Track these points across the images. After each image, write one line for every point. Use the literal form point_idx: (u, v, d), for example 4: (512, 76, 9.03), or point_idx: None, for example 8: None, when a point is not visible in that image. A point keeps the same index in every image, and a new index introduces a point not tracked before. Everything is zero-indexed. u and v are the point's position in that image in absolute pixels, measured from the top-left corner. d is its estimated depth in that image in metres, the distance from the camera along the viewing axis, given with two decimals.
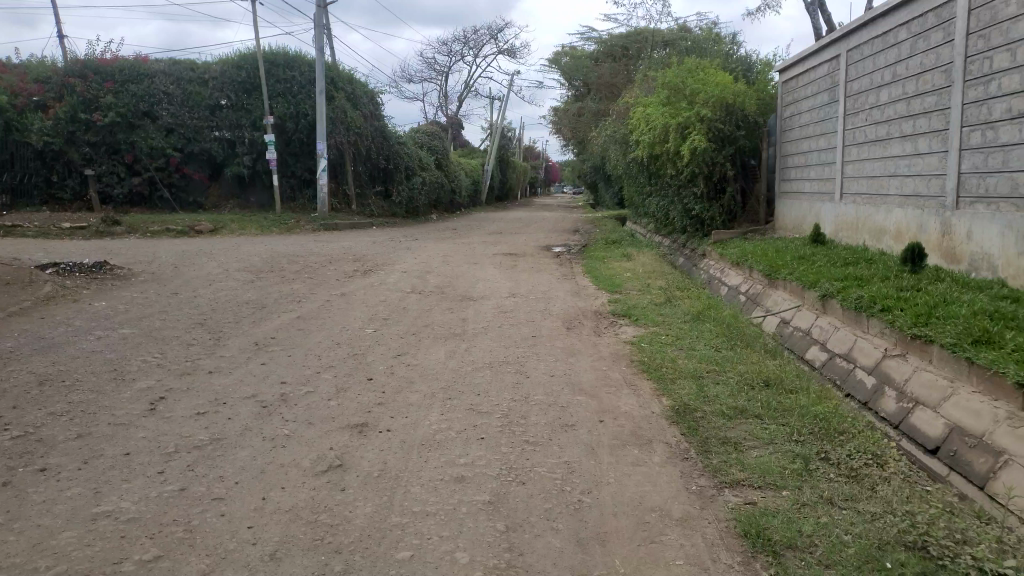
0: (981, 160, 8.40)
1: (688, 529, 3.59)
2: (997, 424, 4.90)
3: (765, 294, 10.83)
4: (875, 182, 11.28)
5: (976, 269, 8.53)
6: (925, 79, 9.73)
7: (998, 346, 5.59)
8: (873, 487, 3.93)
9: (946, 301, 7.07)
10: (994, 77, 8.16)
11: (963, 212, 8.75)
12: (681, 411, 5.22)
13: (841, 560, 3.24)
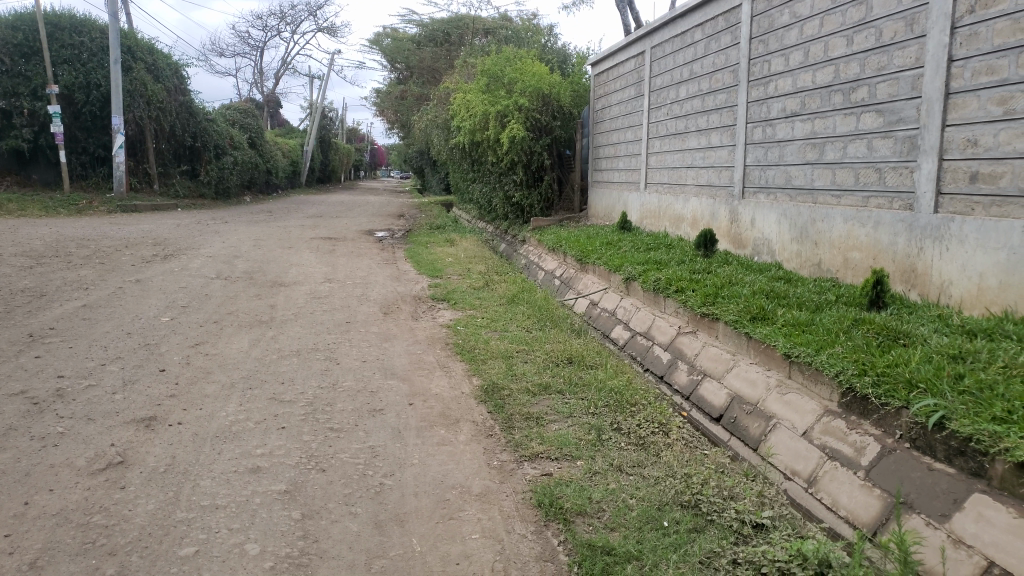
0: (762, 154, 9.27)
1: (486, 504, 3.69)
2: (769, 391, 5.46)
3: (575, 277, 11.33)
4: (675, 173, 12.11)
5: (759, 253, 9.39)
6: (717, 78, 10.57)
7: (771, 321, 6.22)
8: (658, 452, 4.24)
9: (730, 282, 7.76)
10: (772, 79, 9.01)
11: (748, 201, 9.61)
12: (489, 389, 5.35)
13: (625, 522, 3.47)
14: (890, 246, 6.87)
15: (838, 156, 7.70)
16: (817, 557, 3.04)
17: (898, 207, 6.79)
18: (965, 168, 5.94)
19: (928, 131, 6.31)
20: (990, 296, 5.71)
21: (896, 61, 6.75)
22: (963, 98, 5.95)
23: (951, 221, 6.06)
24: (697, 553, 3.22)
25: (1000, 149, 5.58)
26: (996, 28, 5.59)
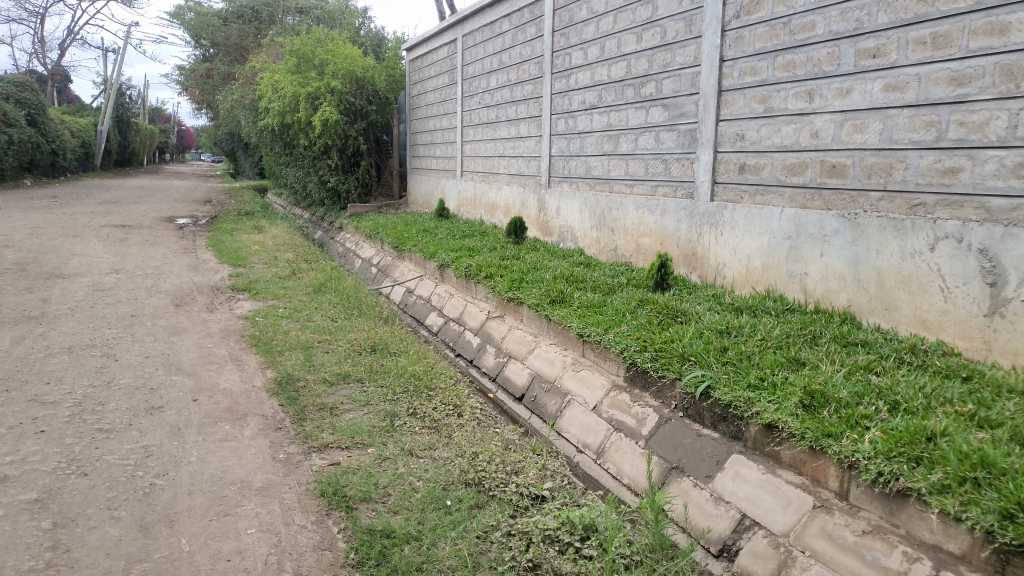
0: (565, 144, 9.67)
1: (266, 497, 3.60)
2: (565, 369, 5.72)
3: (390, 265, 11.25)
4: (488, 161, 12.32)
5: (564, 240, 9.77)
6: (524, 69, 10.86)
7: (569, 304, 6.51)
8: (449, 435, 4.33)
9: (535, 268, 8.04)
10: (573, 71, 9.39)
11: (554, 189, 9.97)
12: (283, 381, 5.19)
13: (408, 505, 3.52)
14: (675, 232, 7.40)
15: (630, 147, 8.18)
16: (582, 522, 3.30)
17: (681, 195, 7.33)
18: (735, 160, 6.53)
19: (704, 125, 6.87)
20: (756, 277, 6.31)
21: (678, 58, 7.27)
22: (732, 95, 6.53)
23: (724, 208, 6.63)
24: (475, 528, 3.34)
25: (762, 143, 6.18)
26: (757, 33, 6.16)
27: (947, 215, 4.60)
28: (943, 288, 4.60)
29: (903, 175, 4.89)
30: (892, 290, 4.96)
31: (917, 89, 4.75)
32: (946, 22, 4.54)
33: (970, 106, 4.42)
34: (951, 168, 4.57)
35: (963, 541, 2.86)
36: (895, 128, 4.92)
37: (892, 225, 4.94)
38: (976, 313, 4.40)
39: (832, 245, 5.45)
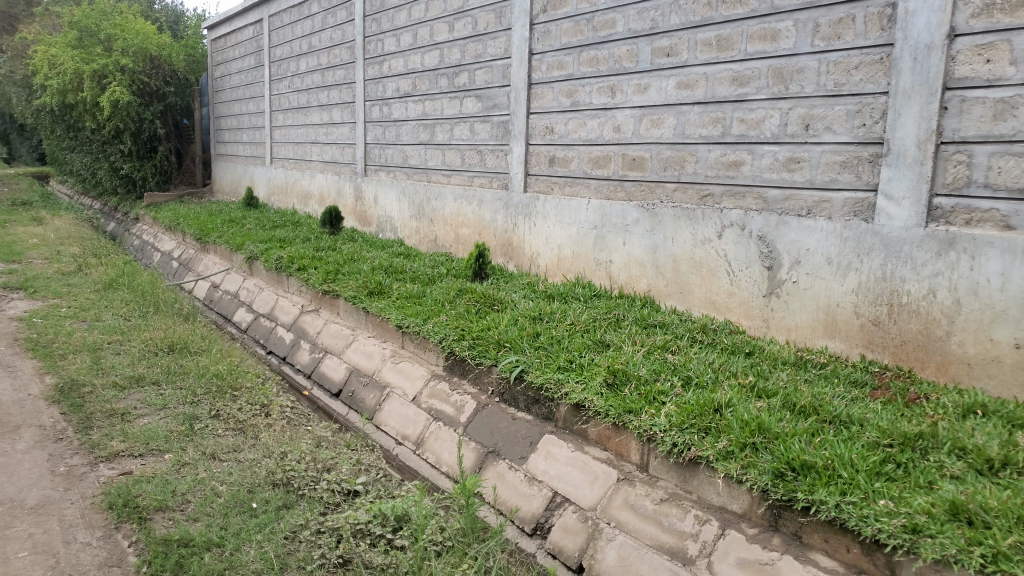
0: (380, 132, 9.52)
1: (42, 517, 3.26)
2: (383, 361, 5.65)
3: (194, 258, 10.54)
4: (301, 149, 11.86)
5: (382, 231, 9.58)
6: (335, 54, 10.55)
7: (386, 295, 6.42)
8: (256, 435, 4.14)
9: (351, 259, 7.85)
10: (386, 58, 9.25)
11: (370, 178, 9.78)
12: (65, 387, 4.71)
13: (209, 511, 3.32)
14: (490, 222, 7.50)
15: (445, 137, 8.20)
16: (394, 513, 3.31)
17: (496, 186, 7.46)
18: (545, 152, 6.75)
19: (516, 117, 7.03)
20: (567, 265, 6.54)
21: (489, 50, 7.37)
22: (541, 88, 6.73)
23: (536, 199, 6.81)
24: (283, 529, 3.22)
25: (569, 136, 6.42)
26: (563, 28, 6.38)
27: (731, 205, 5.02)
28: (728, 272, 5.02)
29: (694, 168, 5.27)
30: (687, 275, 5.34)
31: (704, 88, 5.13)
32: (727, 26, 4.94)
33: (749, 105, 4.85)
34: (734, 161, 4.98)
35: (744, 501, 3.15)
36: (687, 124, 5.29)
37: (685, 215, 5.31)
38: (756, 294, 4.85)
39: (634, 234, 5.76)
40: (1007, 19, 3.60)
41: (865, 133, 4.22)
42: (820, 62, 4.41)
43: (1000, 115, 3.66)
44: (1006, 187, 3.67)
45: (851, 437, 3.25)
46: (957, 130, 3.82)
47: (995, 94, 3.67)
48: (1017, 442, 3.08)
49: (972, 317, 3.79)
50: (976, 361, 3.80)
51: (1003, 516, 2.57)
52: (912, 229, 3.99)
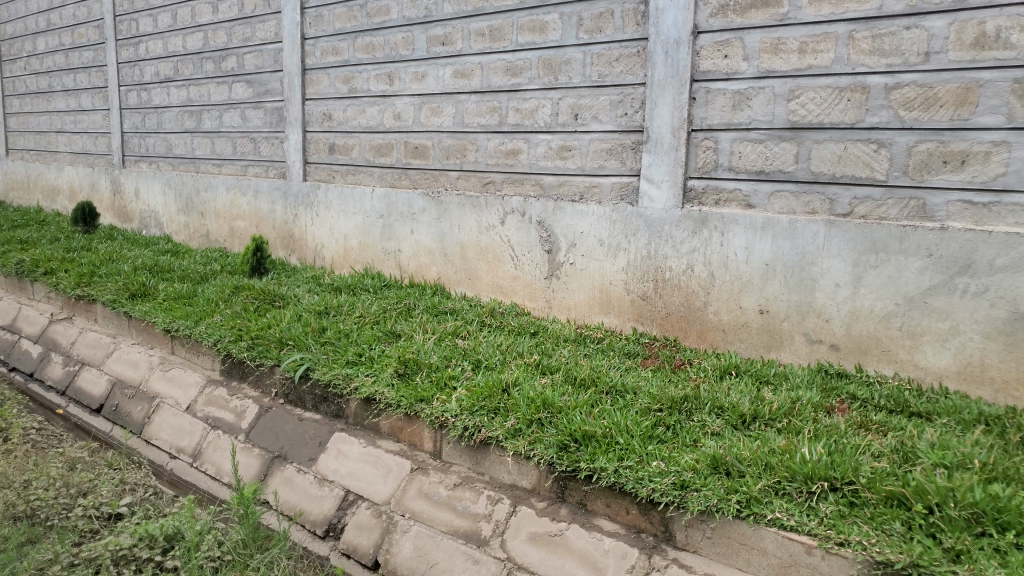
0: (139, 119, 8.70)
1: None
2: (152, 370, 5.16)
3: None
4: (43, 138, 10.52)
5: (146, 227, 8.71)
6: (80, 33, 9.47)
7: (152, 297, 5.86)
8: None
9: (109, 260, 7.09)
10: (141, 39, 8.45)
11: (129, 170, 8.88)
12: None
13: None
14: (269, 214, 7.09)
15: (214, 124, 7.66)
16: (163, 533, 3.07)
17: (273, 176, 7.08)
18: (324, 140, 6.52)
19: (291, 104, 6.72)
20: (353, 256, 6.32)
21: (258, 33, 6.98)
22: (316, 75, 6.48)
23: (317, 188, 6.54)
24: (27, 566, 2.84)
25: (349, 124, 6.25)
26: (335, 13, 6.18)
27: (512, 192, 5.14)
28: (513, 257, 5.13)
29: (475, 156, 5.33)
30: (473, 262, 5.39)
31: (480, 77, 5.21)
32: (499, 17, 5.04)
33: (522, 95, 4.99)
34: (511, 149, 5.10)
35: (533, 477, 3.24)
36: (465, 112, 5.34)
37: (468, 202, 5.35)
38: (539, 276, 5.01)
39: (420, 222, 5.71)
40: (739, 19, 3.98)
41: (627, 121, 4.49)
42: (584, 54, 4.63)
43: (738, 105, 4.05)
44: (746, 170, 4.07)
45: (627, 405, 3.46)
46: (704, 119, 4.18)
47: (733, 86, 4.05)
48: (763, 397, 3.45)
49: (724, 288, 4.18)
50: (729, 327, 4.20)
51: (754, 464, 2.86)
52: (672, 210, 4.32)
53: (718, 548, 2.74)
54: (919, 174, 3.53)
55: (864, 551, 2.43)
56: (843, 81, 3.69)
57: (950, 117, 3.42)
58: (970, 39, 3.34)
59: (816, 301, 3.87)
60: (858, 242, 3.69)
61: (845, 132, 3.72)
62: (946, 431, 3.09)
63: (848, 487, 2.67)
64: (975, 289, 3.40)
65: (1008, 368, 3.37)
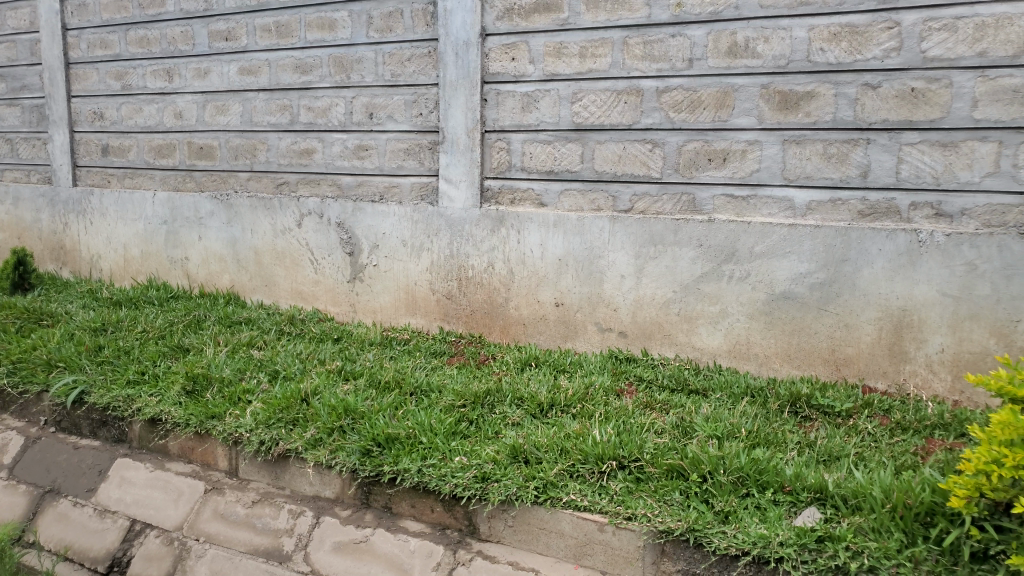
0: None
1: None
2: None
3: None
4: None
5: None
6: None
7: None
8: None
9: None
10: None
11: None
12: None
13: None
14: (33, 224, 6.36)
15: None
16: None
17: (36, 181, 6.36)
18: (96, 141, 5.96)
19: (54, 101, 6.08)
20: (135, 267, 5.82)
21: (10, 22, 6.25)
22: (83, 69, 5.91)
23: (90, 194, 5.96)
24: None
25: (124, 123, 5.76)
26: (102, 3, 5.67)
27: (307, 193, 4.97)
28: (311, 261, 4.97)
29: (266, 157, 5.11)
30: (269, 267, 5.15)
31: (268, 75, 5.00)
32: (285, 13, 4.86)
33: (314, 93, 4.85)
34: (305, 149, 4.95)
35: (335, 486, 3.16)
36: (254, 111, 5.11)
37: (261, 205, 5.11)
38: (340, 280, 4.88)
39: (209, 228, 5.37)
40: (523, 22, 4.12)
41: (422, 122, 4.50)
42: (376, 53, 4.59)
43: (527, 106, 4.18)
44: (537, 170, 4.21)
45: (430, 404, 3.46)
46: (496, 120, 4.28)
47: (521, 88, 4.19)
48: (560, 385, 3.59)
49: (522, 283, 4.29)
50: (529, 321, 4.32)
51: (550, 450, 2.97)
52: (469, 210, 4.38)
53: (519, 536, 2.82)
54: (689, 172, 3.84)
55: (649, 522, 2.59)
56: (620, 85, 3.93)
57: (712, 118, 3.74)
58: (725, 47, 3.67)
59: (606, 292, 4.09)
60: (639, 235, 3.95)
61: (624, 133, 3.96)
62: (719, 404, 3.40)
63: (634, 463, 2.85)
64: (739, 274, 3.75)
65: (769, 344, 3.75)
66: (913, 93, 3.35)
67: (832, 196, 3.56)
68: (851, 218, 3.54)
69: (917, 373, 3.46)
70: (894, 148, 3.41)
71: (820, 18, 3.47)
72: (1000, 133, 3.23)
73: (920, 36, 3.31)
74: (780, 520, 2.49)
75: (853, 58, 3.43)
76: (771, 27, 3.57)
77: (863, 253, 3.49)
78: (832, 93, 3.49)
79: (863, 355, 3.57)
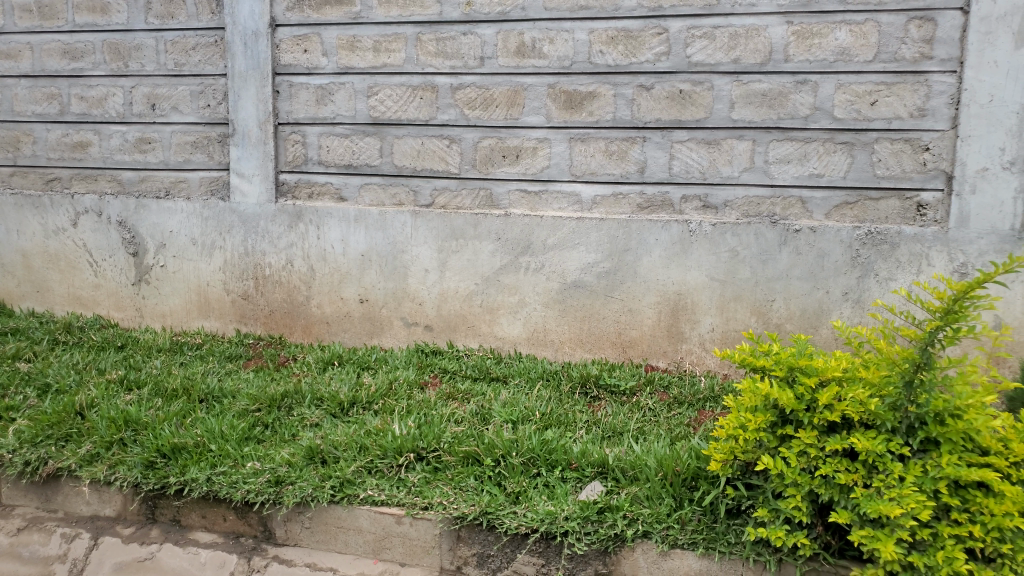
0: None
1: None
2: None
3: None
4: None
5: None
6: None
7: None
8: None
9: None
10: None
11: None
12: None
13: None
14: None
15: None
16: None
17: None
18: None
19: None
20: None
21: None
22: None
23: None
24: None
25: None
26: None
27: (82, 189, 4.57)
28: (90, 263, 4.57)
29: (33, 150, 4.64)
30: (41, 271, 4.68)
31: (31, 60, 4.54)
32: None
33: (86, 81, 4.48)
34: (78, 142, 4.55)
35: (116, 503, 2.96)
36: (15, 99, 4.62)
37: (28, 202, 4.63)
38: (124, 283, 4.53)
39: None
40: (314, 14, 4.03)
41: (210, 114, 4.29)
42: (156, 40, 4.31)
43: (321, 100, 4.10)
44: (334, 164, 4.14)
45: (223, 410, 3.32)
46: (290, 112, 4.16)
47: (315, 81, 4.10)
48: (362, 382, 3.55)
49: (324, 280, 4.21)
50: (332, 319, 4.24)
51: (349, 448, 2.94)
52: (265, 205, 4.23)
53: (317, 536, 2.78)
54: (485, 168, 3.94)
55: (444, 510, 2.63)
56: (414, 80, 3.96)
57: (504, 115, 3.87)
58: (514, 47, 3.80)
59: (409, 286, 4.10)
60: (439, 230, 4.00)
61: (421, 128, 3.99)
62: (517, 390, 3.52)
63: (432, 455, 2.88)
64: (534, 266, 3.91)
65: (564, 331, 3.94)
66: (681, 94, 3.65)
67: (614, 190, 3.80)
68: (632, 211, 3.79)
69: (693, 352, 3.78)
70: (667, 146, 3.70)
71: (598, 22, 3.69)
72: (753, 133, 3.60)
73: (685, 42, 3.61)
74: (566, 495, 2.62)
75: (629, 61, 3.68)
76: (555, 29, 3.75)
77: (643, 243, 3.76)
78: (612, 93, 3.72)
79: (646, 337, 3.84)
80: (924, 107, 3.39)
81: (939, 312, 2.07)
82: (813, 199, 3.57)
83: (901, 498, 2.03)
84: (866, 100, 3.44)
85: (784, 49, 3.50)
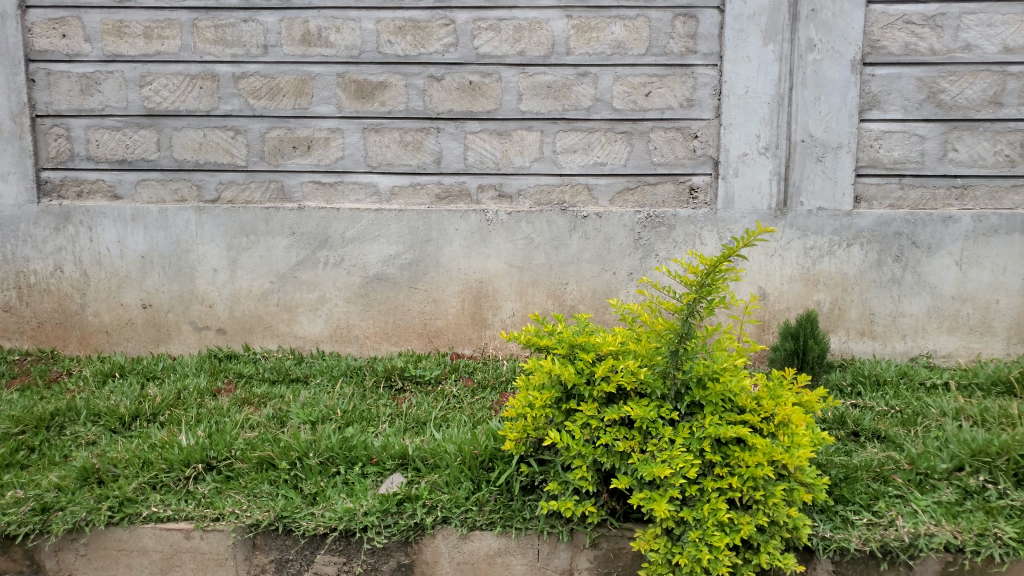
0: None
1: None
2: None
3: None
4: None
5: None
6: None
7: None
8: None
9: None
10: None
11: None
12: None
13: None
14: None
15: None
16: None
17: None
18: None
19: None
20: None
21: None
22: None
23: None
24: None
25: None
26: None
27: None
28: None
29: None
30: None
31: None
32: None
33: None
34: None
35: None
36: None
37: None
38: None
39: None
40: None
41: None
42: None
43: (86, 89, 3.75)
44: (105, 159, 3.81)
45: None
46: (49, 103, 3.77)
47: (77, 69, 3.74)
48: (147, 394, 3.29)
49: (100, 286, 3.87)
50: (112, 327, 3.90)
51: (129, 465, 2.71)
52: (24, 206, 3.81)
53: (95, 563, 2.55)
54: (274, 160, 3.78)
55: (236, 519, 2.51)
56: (192, 69, 3.72)
57: (292, 106, 3.73)
58: (298, 35, 3.68)
59: (198, 288, 3.86)
60: (228, 226, 3.80)
61: (201, 119, 3.76)
62: (318, 389, 3.43)
63: (223, 463, 2.73)
64: (333, 259, 3.82)
65: (368, 325, 3.88)
66: (471, 86, 3.69)
67: (412, 180, 3.79)
68: (430, 201, 3.80)
69: (496, 337, 3.85)
70: (461, 137, 3.74)
71: (385, 11, 3.66)
72: (542, 123, 3.72)
73: (471, 34, 3.66)
74: (365, 491, 2.58)
75: (418, 51, 3.68)
76: (341, 17, 3.66)
77: (442, 233, 3.78)
78: (402, 84, 3.70)
79: (450, 326, 3.87)
80: (692, 98, 3.66)
81: (694, 286, 2.23)
82: (598, 186, 3.76)
83: (672, 460, 2.20)
84: (640, 91, 3.66)
85: (565, 42, 3.65)
